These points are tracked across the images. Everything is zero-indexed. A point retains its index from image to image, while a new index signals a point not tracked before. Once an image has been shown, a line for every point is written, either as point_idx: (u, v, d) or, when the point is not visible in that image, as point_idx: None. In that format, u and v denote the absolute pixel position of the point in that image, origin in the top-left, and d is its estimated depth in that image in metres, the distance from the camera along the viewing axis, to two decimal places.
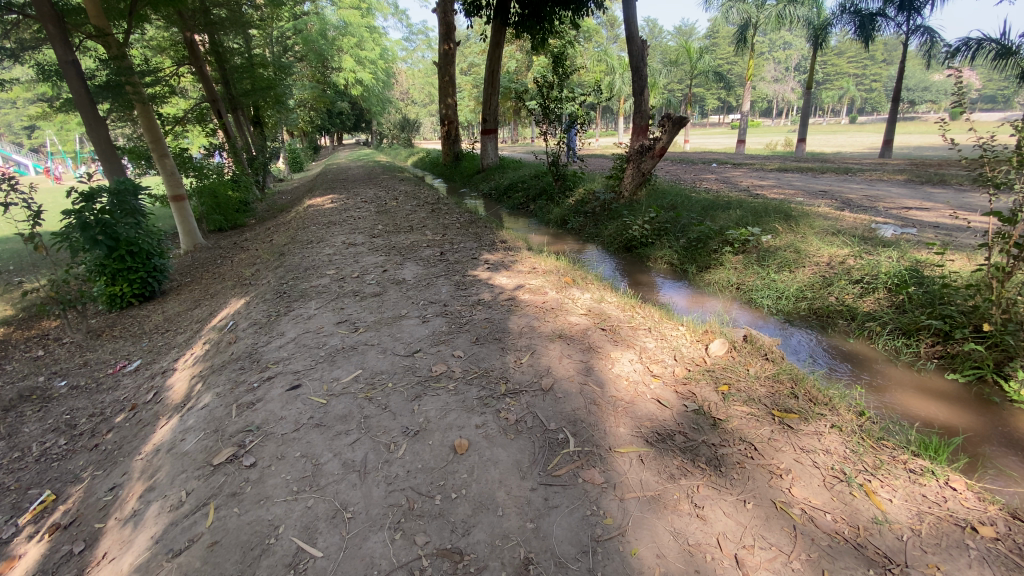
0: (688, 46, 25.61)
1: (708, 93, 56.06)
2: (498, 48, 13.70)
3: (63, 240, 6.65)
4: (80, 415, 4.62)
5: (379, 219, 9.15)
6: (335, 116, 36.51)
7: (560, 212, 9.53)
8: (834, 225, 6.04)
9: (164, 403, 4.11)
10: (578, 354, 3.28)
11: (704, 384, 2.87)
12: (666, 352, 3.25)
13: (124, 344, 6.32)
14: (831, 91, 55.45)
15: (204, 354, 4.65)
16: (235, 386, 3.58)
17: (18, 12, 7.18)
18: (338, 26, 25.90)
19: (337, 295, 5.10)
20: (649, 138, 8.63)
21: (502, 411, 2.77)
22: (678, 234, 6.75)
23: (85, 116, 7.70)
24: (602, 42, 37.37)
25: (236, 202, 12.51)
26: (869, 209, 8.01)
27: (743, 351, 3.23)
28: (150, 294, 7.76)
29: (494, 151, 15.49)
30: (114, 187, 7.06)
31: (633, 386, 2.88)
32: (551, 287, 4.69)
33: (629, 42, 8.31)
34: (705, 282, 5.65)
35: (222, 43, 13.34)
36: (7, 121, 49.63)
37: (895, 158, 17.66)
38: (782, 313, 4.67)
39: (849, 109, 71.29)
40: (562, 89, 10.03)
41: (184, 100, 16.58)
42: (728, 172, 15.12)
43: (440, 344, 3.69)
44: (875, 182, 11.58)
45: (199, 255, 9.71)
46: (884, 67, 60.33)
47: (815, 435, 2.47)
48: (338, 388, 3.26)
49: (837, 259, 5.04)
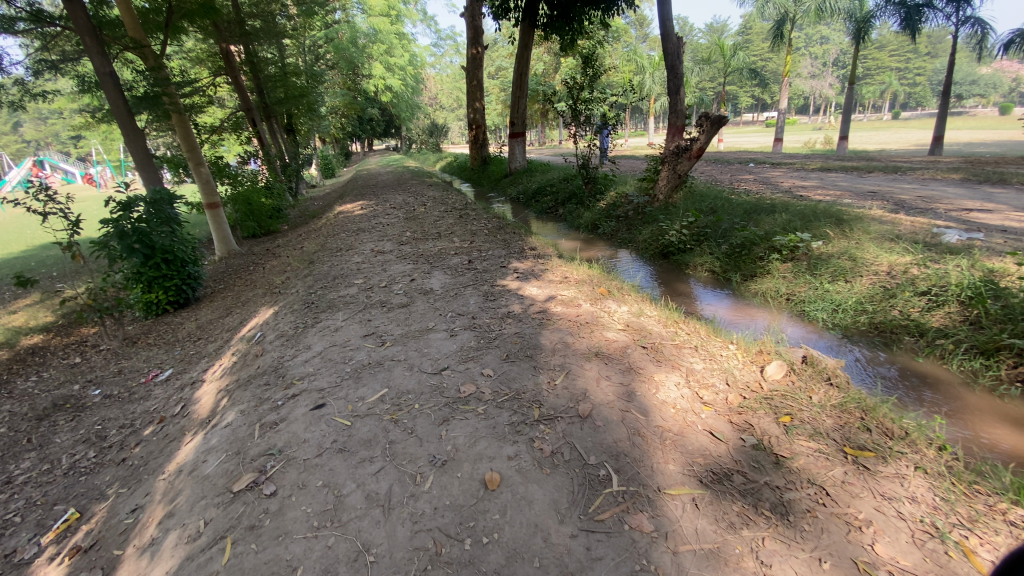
0: (721, 43, 24.83)
1: (741, 91, 54.60)
2: (526, 50, 13.49)
3: (101, 249, 6.76)
4: (110, 427, 4.62)
5: (407, 225, 9.07)
6: (366, 123, 37.09)
7: (591, 216, 9.25)
8: (891, 229, 5.58)
9: (190, 417, 4.06)
10: (618, 375, 3.03)
11: (762, 414, 2.58)
12: (717, 375, 2.97)
13: (157, 352, 6.38)
14: (872, 86, 53.11)
15: (231, 366, 4.58)
16: (259, 403, 3.46)
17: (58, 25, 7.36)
18: (369, 34, 26.19)
19: (364, 306, 4.97)
20: (686, 139, 8.27)
21: (536, 441, 2.55)
22: (719, 240, 6.40)
23: (124, 126, 7.85)
24: (631, 41, 36.82)
25: (269, 209, 12.70)
26: (925, 211, 7.45)
27: (803, 375, 2.92)
28: (185, 301, 7.86)
29: (522, 155, 15.29)
30: (150, 196, 7.17)
31: (681, 414, 2.62)
32: (585, 298, 4.44)
33: (663, 39, 7.98)
34: (750, 293, 5.30)
35: (257, 53, 13.58)
36: (58, 133, 52.42)
37: (948, 155, 16.59)
38: (840, 328, 4.29)
39: (892, 106, 68.11)
40: (592, 90, 9.74)
41: (222, 110, 17.00)
42: (767, 172, 14.48)
43: (468, 361, 3.49)
44: (928, 182, 10.85)
45: (232, 262, 9.83)
46: (930, 60, 57.51)
47: (897, 478, 2.15)
48: (363, 408, 3.10)
49: (898, 268, 4.62)
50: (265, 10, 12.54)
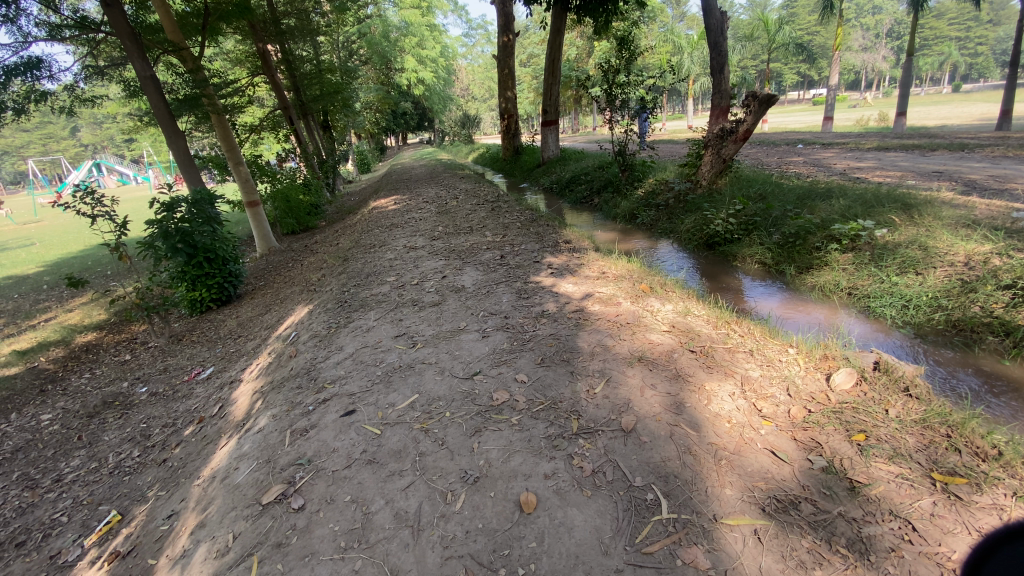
0: (765, 18, 23.46)
1: (785, 68, 51.87)
2: (559, 36, 13.10)
3: (147, 248, 6.91)
4: (154, 425, 4.70)
5: (439, 219, 8.97)
6: (400, 117, 37.40)
7: (628, 205, 8.90)
8: (966, 214, 5.05)
9: (226, 419, 4.07)
10: (664, 384, 2.80)
11: (831, 431, 2.30)
12: (776, 384, 2.69)
13: (200, 349, 6.51)
14: (930, 58, 49.36)
15: (266, 367, 4.57)
16: (290, 407, 3.40)
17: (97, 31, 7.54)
18: (400, 28, 26.19)
19: (395, 304, 4.87)
20: (731, 121, 7.81)
21: (575, 457, 2.35)
22: (769, 229, 5.98)
23: (166, 129, 8.01)
24: (667, 21, 35.50)
25: (306, 205, 12.88)
26: (1001, 192, 6.76)
27: (875, 384, 2.60)
28: (227, 298, 8.02)
29: (555, 143, 14.93)
30: (191, 197, 7.28)
31: (738, 431, 2.38)
32: (625, 296, 4.18)
33: (706, 14, 7.49)
34: (807, 288, 4.90)
35: (292, 52, 13.72)
36: (111, 136, 55.30)
37: (1019, 130, 15.15)
38: (911, 326, 3.87)
39: (951, 78, 63.29)
40: (628, 73, 9.32)
41: (261, 109, 17.33)
42: (816, 153, 13.62)
43: (501, 366, 3.31)
44: (999, 159, 9.93)
45: (272, 259, 9.98)
46: (995, 26, 53.09)
47: (1000, 511, 1.83)
48: (393, 415, 2.97)
49: (977, 258, 4.13)
50: (300, 8, 12.61)
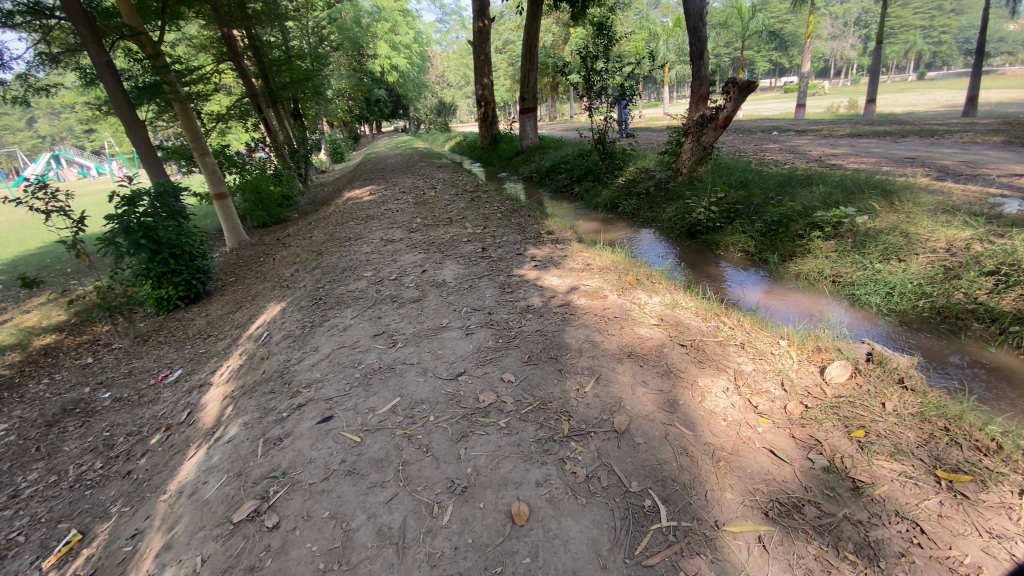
0: (739, 5, 23.52)
1: (758, 55, 52.48)
2: (535, 21, 12.84)
3: (107, 245, 6.51)
4: (118, 434, 4.43)
5: (417, 210, 8.73)
6: (374, 105, 36.59)
7: (609, 194, 8.81)
8: (945, 199, 5.08)
9: (196, 426, 3.84)
10: (656, 381, 2.70)
11: (830, 427, 2.24)
12: (771, 379, 2.62)
13: (168, 350, 6.19)
14: (896, 46, 50.47)
15: (237, 369, 4.33)
16: (263, 414, 3.20)
17: (50, 16, 7.02)
18: (372, 13, 25.48)
19: (373, 301, 4.67)
20: (711, 108, 7.74)
21: (568, 462, 2.23)
22: (752, 216, 5.95)
23: (124, 118, 7.53)
24: (642, 8, 35.41)
25: (278, 197, 12.43)
26: (973, 178, 6.86)
27: (870, 376, 2.56)
28: (196, 295, 7.66)
29: (534, 131, 14.72)
30: (155, 190, 6.89)
31: (735, 429, 2.30)
32: (611, 288, 4.08)
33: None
34: (791, 277, 4.89)
35: (260, 37, 13.13)
36: (69, 126, 52.78)
37: (984, 116, 15.53)
38: (897, 314, 3.87)
39: (916, 65, 64.82)
40: (607, 59, 9.16)
41: (228, 97, 16.62)
42: (791, 140, 13.75)
43: (486, 365, 3.17)
44: (969, 145, 10.12)
45: (243, 253, 9.60)
46: (958, 15, 54.55)
47: (1007, 510, 1.80)
48: (373, 420, 2.81)
49: (959, 244, 4.15)
50: None
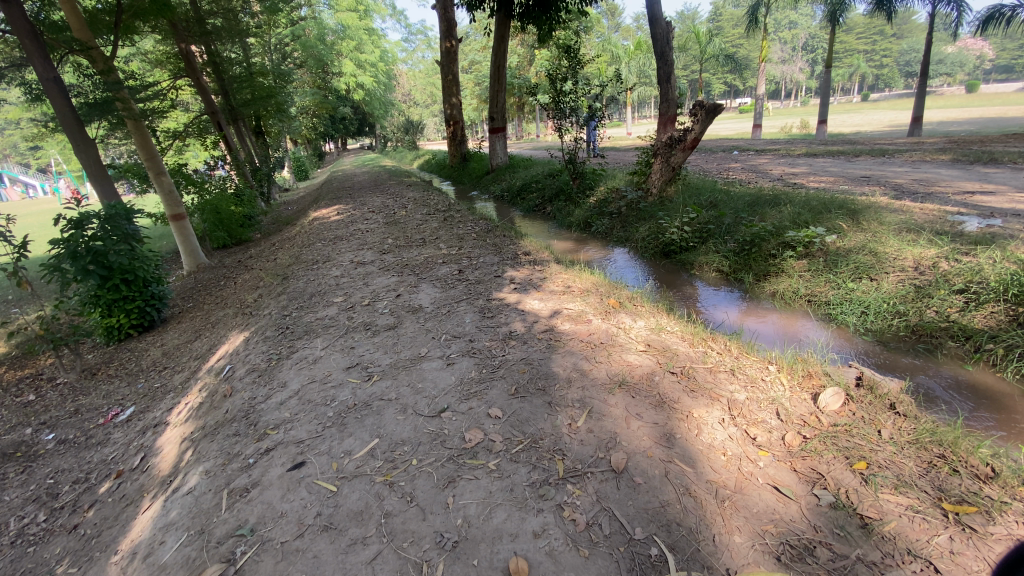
0: (696, 29, 24.47)
1: (714, 78, 54.84)
2: (503, 43, 12.94)
3: (50, 272, 6.02)
4: (63, 481, 3.98)
5: (388, 231, 8.52)
6: (339, 122, 36.15)
7: (582, 213, 8.84)
8: (907, 218, 5.27)
9: (151, 472, 3.49)
10: (650, 413, 2.60)
11: (831, 459, 2.19)
12: (765, 408, 2.56)
13: (119, 385, 5.72)
14: (841, 70, 53.59)
15: (198, 407, 4.01)
16: (227, 461, 2.93)
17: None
18: (337, 31, 25.27)
19: (345, 330, 4.43)
20: (679, 129, 7.90)
21: (566, 508, 2.10)
22: (724, 236, 6.03)
23: (72, 136, 7.06)
24: (604, 32, 36.51)
25: (239, 217, 11.95)
26: (928, 196, 7.20)
27: (862, 402, 2.55)
28: (150, 323, 7.18)
29: (503, 150, 14.76)
30: (105, 212, 6.46)
31: (735, 464, 2.21)
32: (594, 312, 4.01)
33: (652, 24, 7.54)
34: (766, 296, 4.94)
35: (220, 53, 12.73)
36: (11, 143, 49.95)
37: (927, 136, 16.50)
38: (874, 333, 3.93)
39: (860, 88, 68.92)
40: (575, 81, 9.26)
41: (185, 113, 16.03)
42: (752, 159, 14.24)
43: (470, 399, 3.01)
44: (919, 164, 10.68)
45: (201, 277, 9.12)
46: (894, 42, 58.54)
47: (1017, 543, 1.77)
48: (350, 466, 2.60)
49: (926, 263, 4.28)
50: (227, 7, 11.75)
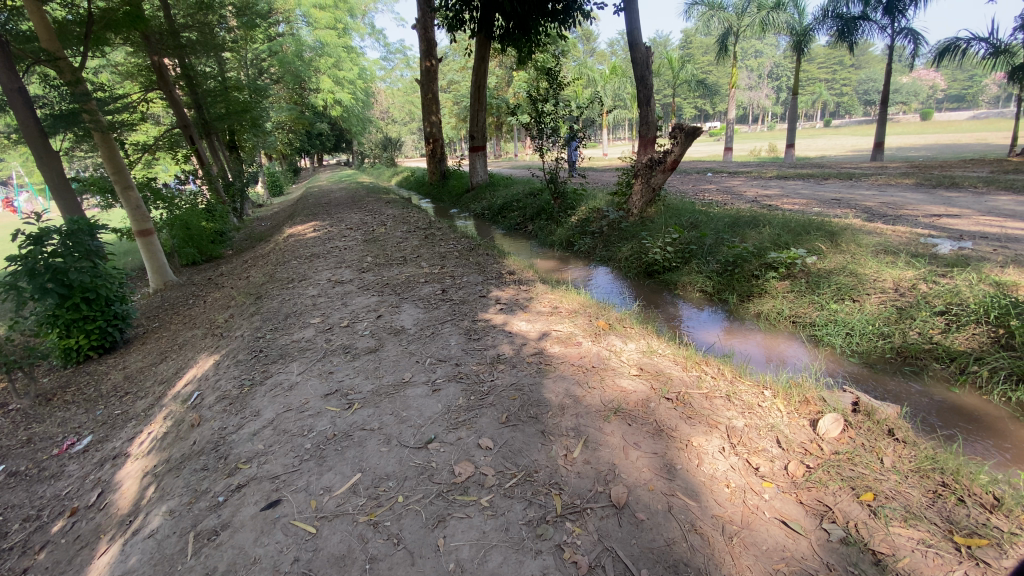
0: (669, 55, 25.22)
1: (686, 102, 56.56)
2: (483, 63, 13.03)
3: (5, 290, 5.65)
4: (12, 519, 3.49)
5: (366, 249, 8.34)
6: (314, 138, 35.75)
7: (564, 232, 8.84)
8: (882, 240, 5.39)
9: (107, 511, 3.18)
10: (648, 442, 2.51)
11: (837, 491, 2.13)
12: (765, 435, 2.50)
13: (75, 412, 5.32)
14: (805, 98, 55.94)
15: (162, 438, 3.72)
16: (194, 499, 2.70)
17: None
18: (315, 47, 25.12)
19: (323, 353, 4.23)
20: (659, 151, 8.00)
21: (566, 549, 1.97)
22: (706, 257, 6.07)
23: (34, 148, 6.73)
24: (579, 56, 37.41)
25: (210, 233, 11.55)
26: (898, 219, 7.43)
27: (861, 429, 2.51)
28: (111, 345, 6.78)
29: (483, 168, 14.77)
30: (66, 228, 6.13)
31: (741, 497, 2.13)
32: (584, 334, 3.93)
33: (632, 49, 7.68)
34: (751, 317, 4.95)
35: (194, 67, 12.46)
36: None
37: (889, 160, 17.21)
38: (860, 355, 3.95)
39: (822, 114, 72.03)
40: (556, 102, 9.32)
41: (156, 126, 15.57)
42: (726, 181, 14.59)
43: (459, 428, 2.86)
44: (885, 187, 11.07)
45: (169, 295, 8.71)
46: (853, 71, 61.61)
47: None
48: (330, 505, 2.41)
49: (905, 284, 4.36)
50: (202, 21, 11.54)
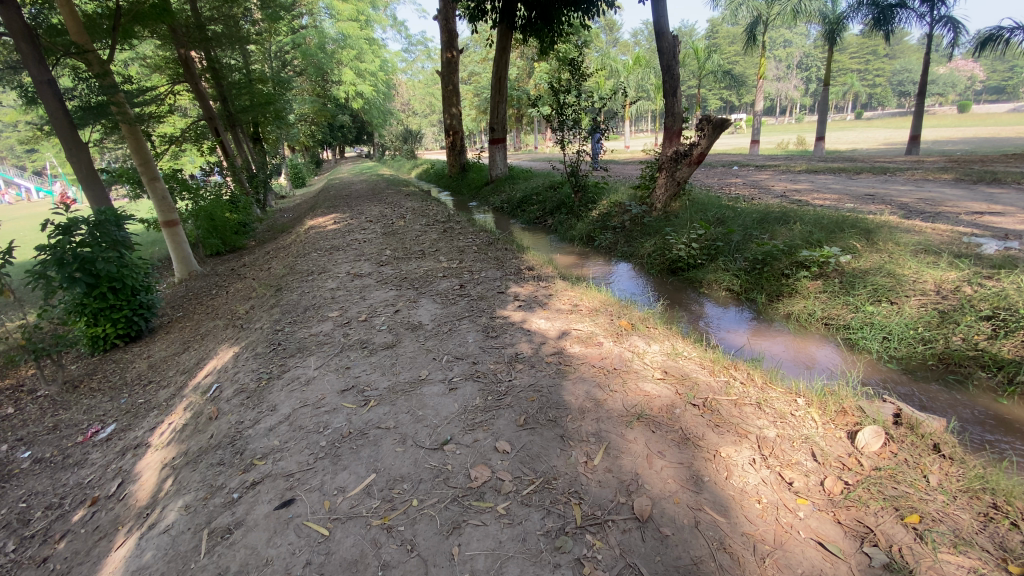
0: (695, 45, 24.56)
1: (711, 93, 55.27)
2: (505, 54, 12.83)
3: (35, 279, 5.74)
4: (35, 507, 3.56)
5: (386, 242, 8.32)
6: (336, 130, 35.99)
7: (585, 227, 8.69)
8: (923, 239, 5.11)
9: (127, 501, 3.19)
10: (674, 451, 2.39)
11: (878, 510, 1.99)
12: (799, 447, 2.36)
13: (101, 400, 5.42)
14: (836, 89, 54.08)
15: (182, 430, 3.74)
16: (210, 494, 2.69)
17: None
18: (337, 40, 25.17)
19: (340, 348, 4.20)
20: (684, 144, 7.75)
21: (586, 563, 1.88)
22: (733, 254, 5.87)
23: (64, 139, 6.84)
24: (602, 47, 36.77)
25: (234, 224, 11.69)
26: (937, 216, 7.09)
27: (903, 444, 2.36)
28: (137, 333, 6.91)
29: (503, 161, 14.64)
30: (95, 218, 6.19)
31: (773, 514, 2.00)
32: (605, 334, 3.81)
33: (659, 38, 7.44)
34: (781, 318, 4.76)
35: (219, 60, 12.57)
36: (8, 147, 49.44)
37: (925, 154, 16.49)
38: (899, 361, 3.76)
39: (853, 106, 69.63)
40: (578, 94, 9.13)
41: (183, 118, 15.83)
42: (753, 175, 14.17)
43: (476, 430, 2.78)
44: (922, 183, 10.59)
45: (193, 285, 8.85)
46: (887, 62, 59.38)
47: None
48: (344, 506, 2.36)
49: (947, 286, 4.13)
50: (227, 14, 11.61)
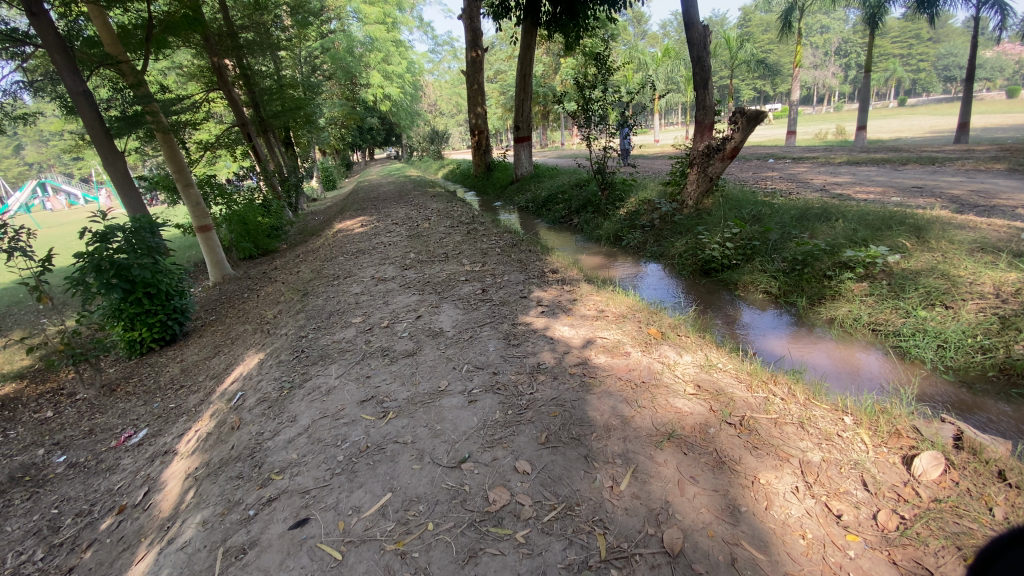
0: (726, 35, 23.77)
1: (744, 83, 53.57)
2: (530, 51, 12.62)
3: (75, 286, 5.90)
4: (67, 513, 3.63)
5: (410, 244, 8.29)
6: (364, 133, 36.47)
7: (612, 226, 8.46)
8: (980, 236, 4.72)
9: (151, 511, 3.21)
10: (708, 477, 2.21)
11: (941, 550, 1.77)
12: (848, 475, 2.15)
13: (135, 404, 5.55)
14: (877, 75, 51.59)
15: (205, 439, 3.75)
16: (227, 510, 2.65)
17: (30, 44, 6.64)
18: (365, 43, 25.44)
19: (361, 356, 4.15)
20: (717, 138, 7.43)
21: None
22: (770, 254, 5.56)
23: (102, 148, 7.07)
24: (630, 40, 36.05)
25: (266, 228, 11.94)
26: (993, 209, 6.59)
27: (965, 471, 2.11)
28: (171, 337, 7.08)
29: (529, 159, 14.47)
30: (131, 225, 6.34)
31: (819, 552, 1.81)
32: (632, 342, 3.63)
33: (689, 28, 7.14)
34: (823, 323, 4.47)
35: (251, 67, 12.84)
36: (60, 157, 52.12)
37: (977, 142, 15.49)
38: (955, 372, 3.45)
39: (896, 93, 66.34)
40: (604, 89, 8.89)
41: (218, 125, 16.27)
42: (789, 168, 13.60)
43: (495, 447, 2.66)
44: (975, 173, 9.91)
45: (226, 289, 9.04)
46: (934, 45, 56.30)
47: None
48: (358, 528, 2.28)
49: (1009, 288, 3.77)
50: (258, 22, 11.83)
